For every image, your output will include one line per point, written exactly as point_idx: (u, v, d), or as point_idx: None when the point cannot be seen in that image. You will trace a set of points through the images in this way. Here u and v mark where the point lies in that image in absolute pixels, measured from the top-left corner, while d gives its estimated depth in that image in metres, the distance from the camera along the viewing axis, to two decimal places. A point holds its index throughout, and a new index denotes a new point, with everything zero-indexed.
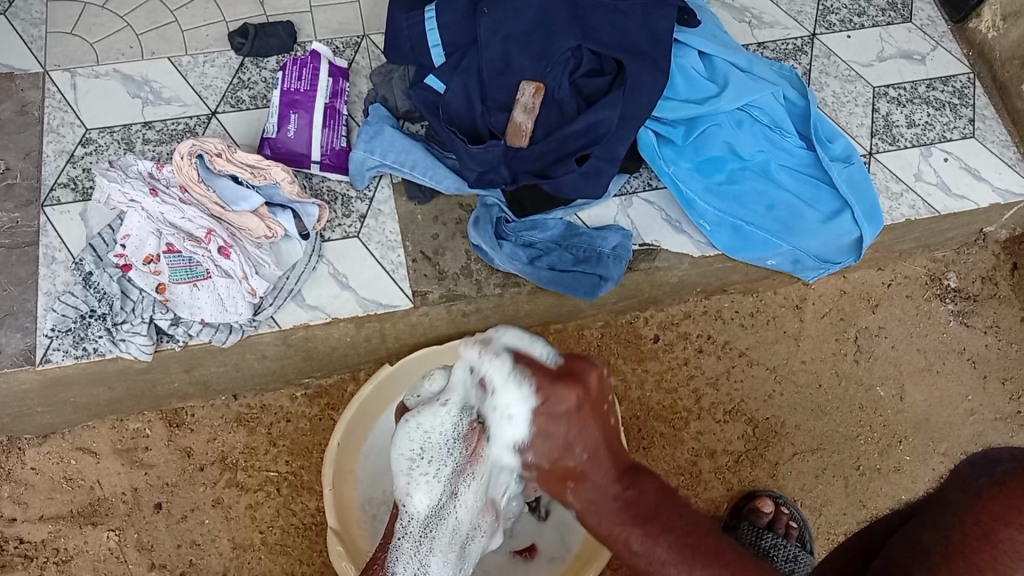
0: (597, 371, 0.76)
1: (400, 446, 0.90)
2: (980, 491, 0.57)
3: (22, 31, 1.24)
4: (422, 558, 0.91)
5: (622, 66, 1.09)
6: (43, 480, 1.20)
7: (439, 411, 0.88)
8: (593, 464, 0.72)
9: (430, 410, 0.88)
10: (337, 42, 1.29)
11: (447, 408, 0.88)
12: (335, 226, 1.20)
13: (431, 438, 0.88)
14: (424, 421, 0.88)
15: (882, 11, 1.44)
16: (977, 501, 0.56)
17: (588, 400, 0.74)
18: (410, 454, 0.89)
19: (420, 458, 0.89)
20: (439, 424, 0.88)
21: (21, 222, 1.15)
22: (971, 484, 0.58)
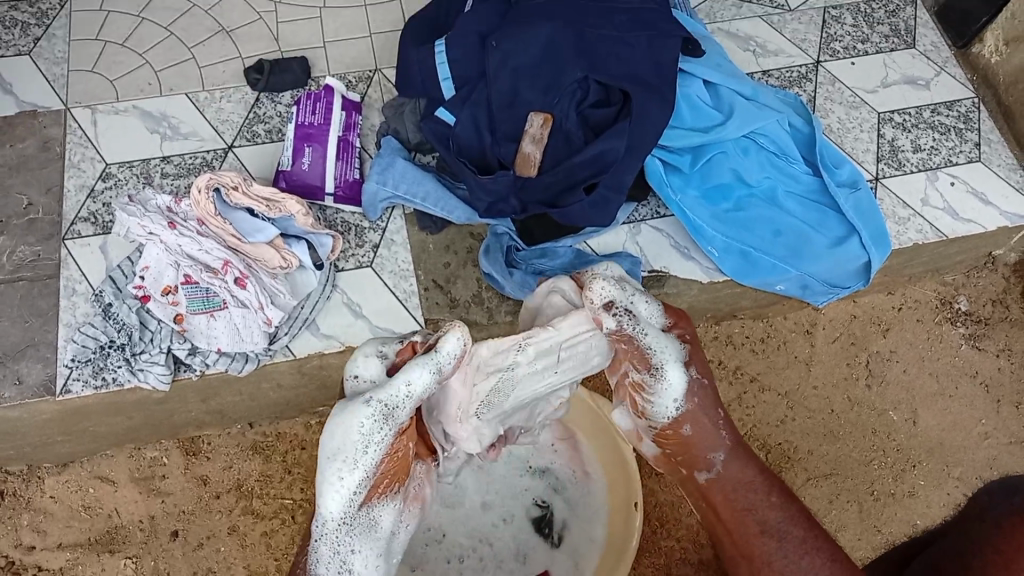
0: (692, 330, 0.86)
1: (320, 439, 0.70)
2: (1000, 517, 0.59)
3: (45, 70, 1.28)
4: (342, 569, 0.71)
5: (628, 97, 1.11)
6: (62, 509, 1.22)
7: (362, 411, 0.68)
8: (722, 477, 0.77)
9: (356, 407, 0.69)
10: (350, 76, 1.32)
11: (374, 409, 0.68)
12: (349, 256, 1.22)
13: (354, 438, 0.68)
14: (350, 418, 0.68)
15: (886, 38, 1.46)
16: (997, 527, 0.59)
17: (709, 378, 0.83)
18: (328, 452, 0.69)
19: (339, 455, 0.69)
20: (364, 422, 0.68)
21: (43, 255, 1.18)
22: (989, 513, 0.61)
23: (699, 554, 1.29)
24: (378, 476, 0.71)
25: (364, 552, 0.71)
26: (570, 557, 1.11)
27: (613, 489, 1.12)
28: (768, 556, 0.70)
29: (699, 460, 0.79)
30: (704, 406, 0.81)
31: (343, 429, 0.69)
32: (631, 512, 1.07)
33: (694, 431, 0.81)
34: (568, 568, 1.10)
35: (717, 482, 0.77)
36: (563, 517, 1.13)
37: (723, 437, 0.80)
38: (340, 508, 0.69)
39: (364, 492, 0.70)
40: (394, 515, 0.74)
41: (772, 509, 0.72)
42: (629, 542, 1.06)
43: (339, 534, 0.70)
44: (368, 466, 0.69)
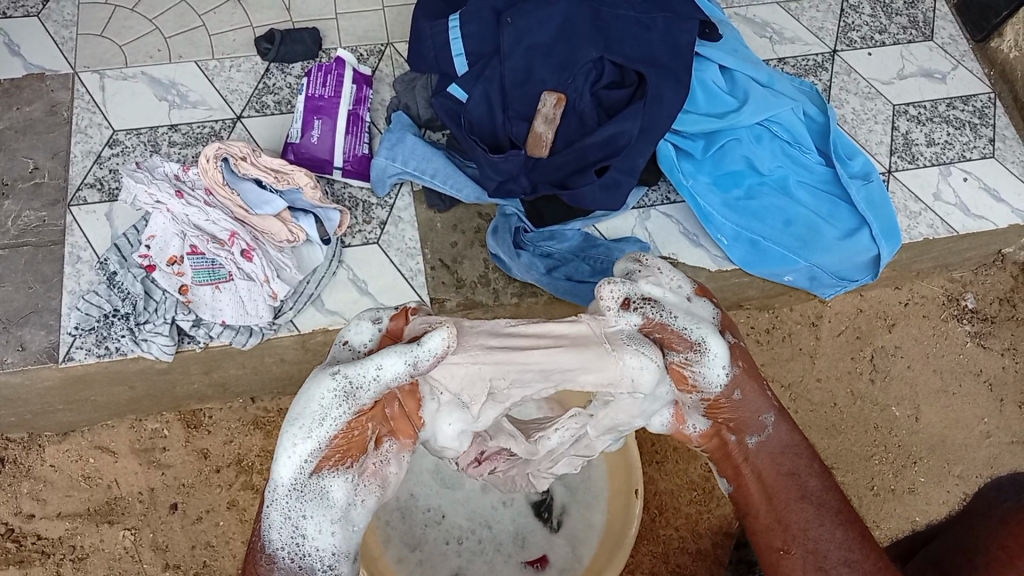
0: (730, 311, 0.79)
1: (291, 405, 0.66)
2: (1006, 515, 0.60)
3: (54, 33, 1.26)
4: (295, 533, 0.65)
5: (643, 79, 1.10)
6: (62, 478, 1.22)
7: (326, 382, 0.65)
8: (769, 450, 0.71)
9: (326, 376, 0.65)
10: (362, 50, 1.31)
11: (336, 383, 0.65)
12: (356, 232, 1.21)
13: (311, 407, 0.65)
14: (319, 386, 0.65)
15: (903, 29, 1.45)
16: (1002, 523, 0.59)
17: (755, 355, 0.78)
18: (287, 417, 0.66)
19: (294, 421, 0.65)
20: (325, 394, 0.65)
21: (48, 220, 1.17)
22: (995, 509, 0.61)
23: (698, 543, 1.29)
24: (335, 449, 0.66)
25: (318, 520, 0.65)
26: (569, 542, 1.10)
27: (614, 474, 1.10)
28: (796, 525, 0.65)
29: (751, 423, 0.73)
30: (751, 373, 0.74)
31: (300, 396, 0.66)
32: (631, 498, 1.05)
33: (743, 399, 0.73)
34: (566, 555, 1.10)
35: (766, 446, 0.71)
36: (563, 501, 1.13)
37: (771, 399, 0.74)
38: (295, 475, 0.65)
39: (315, 460, 0.65)
40: (350, 490, 0.67)
41: (815, 476, 0.68)
42: (628, 530, 1.04)
43: (290, 500, 0.64)
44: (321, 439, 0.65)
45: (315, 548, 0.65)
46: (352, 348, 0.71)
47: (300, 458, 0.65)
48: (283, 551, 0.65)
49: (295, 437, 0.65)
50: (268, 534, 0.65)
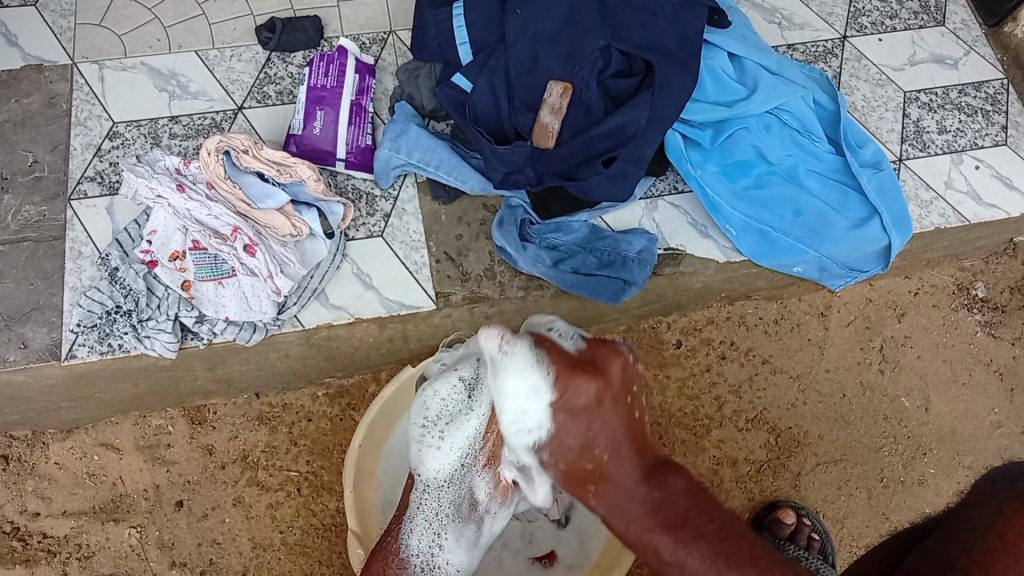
0: (620, 361, 0.75)
1: (416, 410, 0.98)
2: (1003, 504, 0.62)
3: (52, 23, 1.24)
4: (435, 541, 0.95)
5: (651, 67, 1.08)
6: (67, 476, 1.21)
7: (452, 379, 0.97)
8: (619, 466, 0.73)
9: (446, 378, 0.97)
10: (364, 37, 1.29)
11: (458, 379, 0.97)
12: (360, 225, 1.20)
13: (440, 401, 0.97)
14: (441, 387, 0.97)
15: (915, 13, 1.42)
16: (1000, 514, 0.62)
17: (609, 392, 0.73)
18: (427, 419, 0.98)
19: (432, 422, 0.97)
20: (449, 393, 0.97)
21: (49, 215, 1.16)
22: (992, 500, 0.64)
23: None
24: (482, 451, 0.94)
25: (452, 538, 0.96)
26: (576, 537, 1.11)
27: None
28: None
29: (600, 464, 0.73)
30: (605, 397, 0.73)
31: (433, 400, 0.97)
32: None
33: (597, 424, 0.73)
34: (573, 548, 1.11)
35: (607, 478, 0.73)
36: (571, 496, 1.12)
37: (625, 446, 0.74)
38: (441, 468, 0.96)
39: (474, 455, 0.95)
40: (488, 494, 0.95)
41: (624, 471, 0.73)
42: None
43: (433, 513, 0.96)
44: (465, 438, 0.95)
45: (447, 556, 0.96)
46: (440, 400, 0.97)
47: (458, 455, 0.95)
48: (418, 559, 0.95)
49: (441, 436, 0.96)
50: (405, 541, 0.94)
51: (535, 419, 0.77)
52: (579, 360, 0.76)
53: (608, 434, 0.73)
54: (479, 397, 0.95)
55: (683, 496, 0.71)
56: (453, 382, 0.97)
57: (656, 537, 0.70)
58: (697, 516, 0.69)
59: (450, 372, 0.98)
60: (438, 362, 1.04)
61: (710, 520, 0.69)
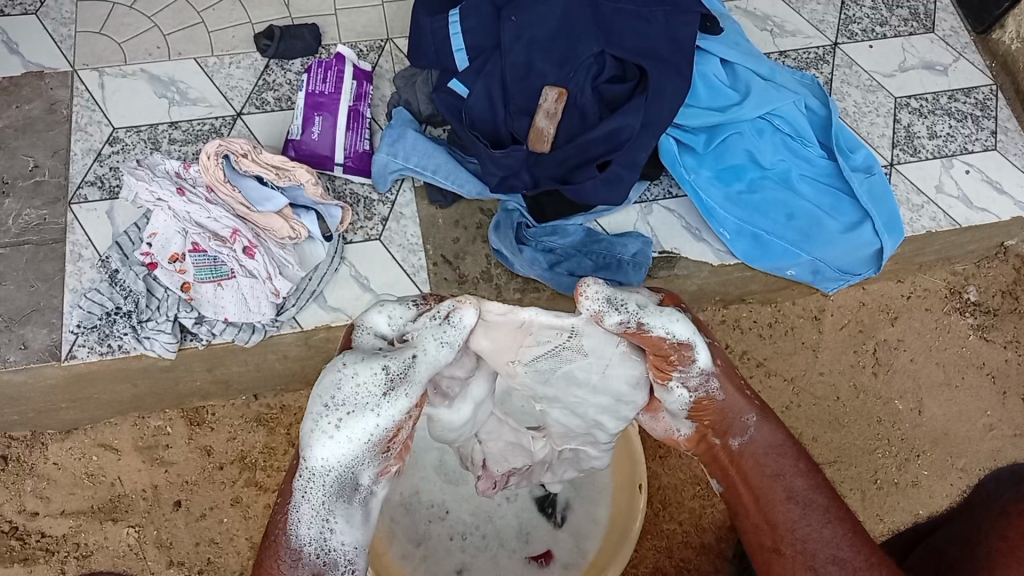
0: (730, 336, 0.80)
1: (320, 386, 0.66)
2: (1006, 506, 0.64)
3: (52, 30, 1.26)
4: (325, 527, 0.67)
5: (645, 73, 1.10)
6: (65, 476, 1.21)
7: (375, 364, 0.66)
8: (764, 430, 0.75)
9: (367, 360, 0.66)
10: (361, 45, 1.31)
11: (382, 367, 0.66)
12: (358, 228, 1.21)
13: (351, 387, 0.65)
14: (360, 370, 0.66)
15: (904, 21, 1.44)
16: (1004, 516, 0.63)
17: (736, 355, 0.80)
18: (330, 400, 0.65)
19: (338, 405, 0.65)
20: (368, 379, 0.66)
21: (49, 219, 1.17)
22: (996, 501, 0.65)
23: (701, 538, 1.29)
24: (384, 440, 0.68)
25: (346, 522, 0.68)
26: (573, 536, 1.12)
27: (618, 470, 1.11)
28: (795, 508, 0.69)
29: (733, 426, 0.76)
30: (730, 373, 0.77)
31: (347, 383, 0.66)
32: (635, 493, 1.06)
33: (724, 400, 0.76)
34: (570, 547, 1.12)
35: (749, 448, 0.75)
36: (566, 497, 1.14)
37: (754, 399, 0.77)
38: (337, 462, 0.66)
39: (380, 439, 0.67)
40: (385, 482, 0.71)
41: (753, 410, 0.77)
42: (632, 525, 1.04)
43: (324, 498, 0.67)
44: (369, 428, 0.66)
45: (344, 544, 0.69)
46: (348, 386, 0.66)
47: (357, 444, 0.66)
48: (311, 546, 0.68)
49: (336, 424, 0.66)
50: (296, 527, 0.67)
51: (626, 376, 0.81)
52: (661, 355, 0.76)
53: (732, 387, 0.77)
54: (406, 390, 0.67)
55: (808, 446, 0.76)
56: (376, 374, 0.66)
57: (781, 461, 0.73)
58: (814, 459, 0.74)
59: (374, 356, 0.67)
60: (366, 333, 0.72)
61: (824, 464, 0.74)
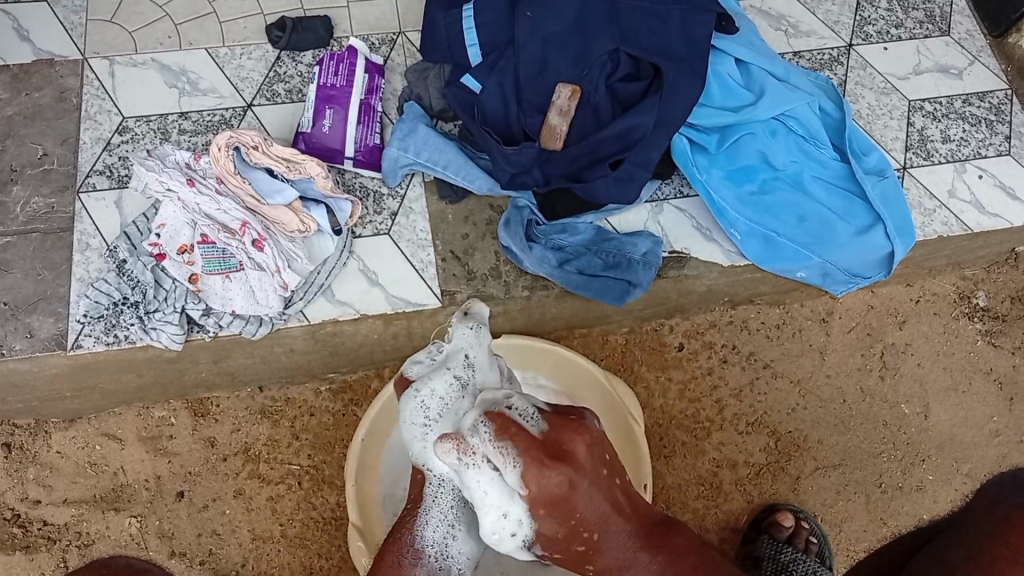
0: (584, 441, 0.78)
1: (409, 412, 0.89)
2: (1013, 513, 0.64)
3: (63, 17, 1.25)
4: (448, 533, 0.95)
5: (660, 72, 1.09)
6: (68, 465, 1.21)
7: (445, 376, 0.88)
8: (609, 538, 0.82)
9: (440, 375, 0.89)
10: (373, 38, 1.30)
11: (453, 376, 0.88)
12: (367, 222, 1.20)
13: (435, 401, 0.88)
14: (438, 385, 0.88)
15: (920, 23, 1.43)
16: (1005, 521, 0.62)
17: (580, 474, 0.77)
18: (425, 418, 0.88)
19: (432, 421, 0.88)
20: (445, 389, 0.88)
21: (57, 207, 1.16)
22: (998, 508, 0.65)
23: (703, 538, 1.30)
24: None
25: (462, 529, 0.96)
26: None
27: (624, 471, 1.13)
28: None
29: (596, 541, 0.82)
30: (554, 443, 0.78)
31: (432, 399, 0.88)
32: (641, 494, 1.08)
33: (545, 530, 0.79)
34: None
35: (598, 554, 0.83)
36: None
37: (561, 527, 0.79)
38: (450, 471, 0.91)
39: None
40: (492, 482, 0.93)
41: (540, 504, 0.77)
42: None
43: (445, 501, 0.94)
44: None
45: (461, 547, 0.97)
46: (434, 403, 0.88)
47: None
48: (432, 549, 0.95)
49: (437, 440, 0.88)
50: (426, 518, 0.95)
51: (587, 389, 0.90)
52: (547, 443, 0.76)
53: (595, 504, 0.79)
54: (478, 389, 0.88)
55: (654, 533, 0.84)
56: (449, 380, 0.88)
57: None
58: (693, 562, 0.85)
59: (444, 371, 0.88)
60: (416, 364, 0.93)
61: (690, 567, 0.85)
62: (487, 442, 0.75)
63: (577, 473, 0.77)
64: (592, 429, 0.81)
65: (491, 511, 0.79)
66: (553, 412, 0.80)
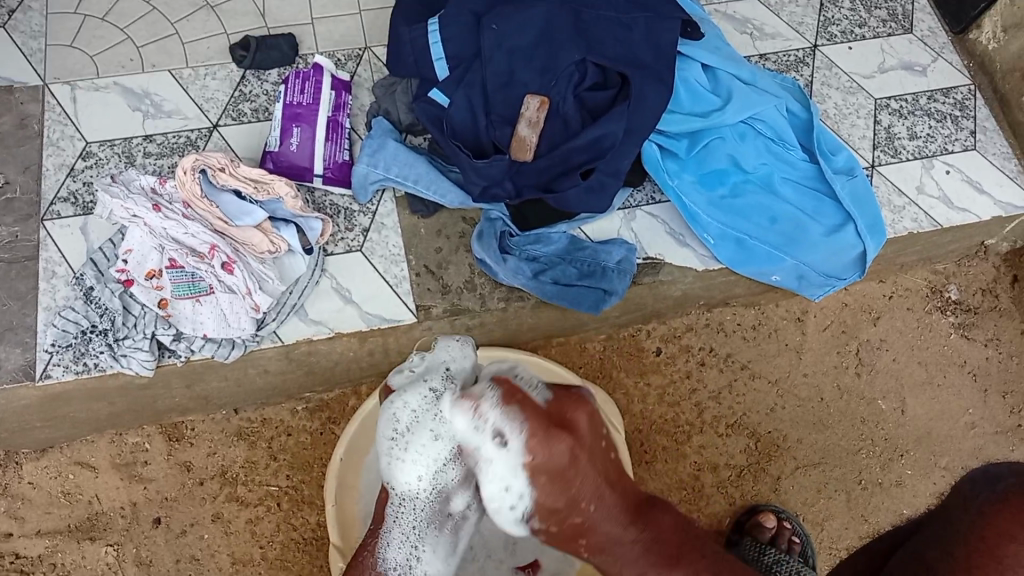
0: (586, 413, 0.80)
1: (385, 423, 0.92)
2: (983, 506, 0.63)
3: (21, 44, 1.22)
4: (411, 554, 0.93)
5: (627, 79, 1.09)
6: (41, 495, 1.19)
7: (422, 389, 0.91)
8: (602, 510, 0.80)
9: (416, 389, 0.91)
10: (338, 54, 1.28)
11: (428, 390, 0.91)
12: (338, 240, 1.19)
13: (409, 412, 0.91)
14: (411, 398, 0.90)
15: (883, 22, 1.44)
16: (980, 517, 0.62)
17: (581, 448, 0.78)
18: (394, 433, 0.92)
19: (401, 436, 0.91)
20: (418, 403, 0.90)
21: (21, 236, 1.14)
22: (972, 501, 0.64)
23: None
24: (456, 462, 0.90)
25: (429, 549, 0.94)
26: (560, 544, 1.12)
27: None
28: None
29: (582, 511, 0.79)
30: (539, 433, 0.76)
31: (403, 412, 0.91)
32: None
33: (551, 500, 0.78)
34: (557, 556, 1.12)
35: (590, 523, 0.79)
36: None
37: (562, 491, 0.78)
38: (413, 482, 0.92)
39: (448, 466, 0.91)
40: (465, 504, 0.94)
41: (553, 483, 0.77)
42: None
43: (413, 521, 0.93)
44: (437, 450, 0.90)
45: (426, 566, 0.94)
46: (406, 413, 0.91)
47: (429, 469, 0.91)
48: (395, 570, 0.92)
49: (406, 453, 0.91)
50: (385, 550, 0.92)
51: (516, 488, 0.79)
52: (550, 417, 0.78)
53: (592, 484, 0.78)
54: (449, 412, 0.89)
55: (670, 534, 0.81)
56: (424, 396, 0.90)
57: (652, 575, 0.79)
58: (688, 551, 0.80)
59: (420, 382, 0.92)
60: (401, 374, 0.95)
61: (700, 558, 0.79)
62: (495, 411, 0.80)
63: (580, 445, 0.78)
64: (591, 403, 0.83)
65: (497, 478, 0.80)
66: (550, 407, 0.80)
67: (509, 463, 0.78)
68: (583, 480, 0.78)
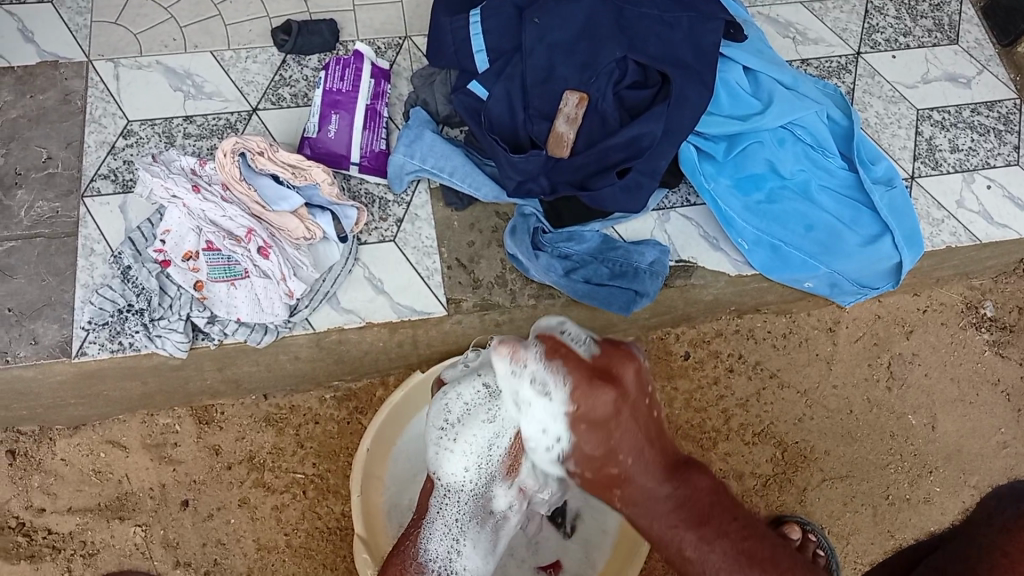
0: (633, 368, 0.80)
1: (436, 413, 0.95)
2: (1008, 521, 0.62)
3: (68, 19, 1.25)
4: (453, 548, 0.95)
5: (667, 79, 1.08)
6: (73, 472, 1.21)
7: (474, 381, 0.93)
8: (640, 465, 0.77)
9: (469, 382, 0.93)
10: (379, 42, 1.29)
11: (480, 383, 0.92)
12: (372, 229, 1.20)
13: (461, 404, 0.93)
14: (463, 390, 0.93)
15: (928, 32, 1.43)
16: (1004, 531, 0.61)
17: (626, 402, 0.78)
18: (446, 423, 0.94)
19: (451, 426, 0.93)
20: (470, 395, 0.93)
21: (61, 212, 1.16)
22: (996, 516, 0.63)
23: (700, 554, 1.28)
24: (503, 456, 0.93)
25: (472, 542, 0.96)
26: (582, 547, 1.12)
27: None
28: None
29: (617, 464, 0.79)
30: (584, 377, 0.78)
31: (455, 404, 0.93)
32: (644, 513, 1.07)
33: (621, 461, 0.78)
34: (579, 558, 1.12)
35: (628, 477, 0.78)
36: (576, 507, 1.13)
37: (608, 410, 0.78)
38: (458, 474, 0.94)
39: (495, 459, 0.93)
40: (509, 499, 0.97)
41: (615, 436, 0.78)
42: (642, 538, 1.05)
43: (457, 515, 0.95)
44: (485, 443, 0.92)
45: (467, 560, 0.96)
46: (459, 405, 0.93)
47: (475, 459, 0.93)
48: (435, 562, 0.94)
49: (455, 444, 0.93)
50: (428, 540, 0.94)
51: (553, 432, 0.84)
52: (595, 368, 0.80)
53: (632, 437, 0.78)
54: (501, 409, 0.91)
55: (707, 494, 0.73)
56: (477, 388, 0.92)
57: (681, 533, 0.72)
58: (719, 514, 0.72)
59: (472, 374, 0.94)
60: (455, 367, 0.98)
61: (733, 521, 0.71)
62: (535, 361, 0.82)
63: (621, 397, 0.78)
64: (643, 363, 0.83)
65: (535, 420, 0.84)
66: (595, 361, 0.81)
67: (552, 411, 0.82)
68: (620, 436, 0.78)
